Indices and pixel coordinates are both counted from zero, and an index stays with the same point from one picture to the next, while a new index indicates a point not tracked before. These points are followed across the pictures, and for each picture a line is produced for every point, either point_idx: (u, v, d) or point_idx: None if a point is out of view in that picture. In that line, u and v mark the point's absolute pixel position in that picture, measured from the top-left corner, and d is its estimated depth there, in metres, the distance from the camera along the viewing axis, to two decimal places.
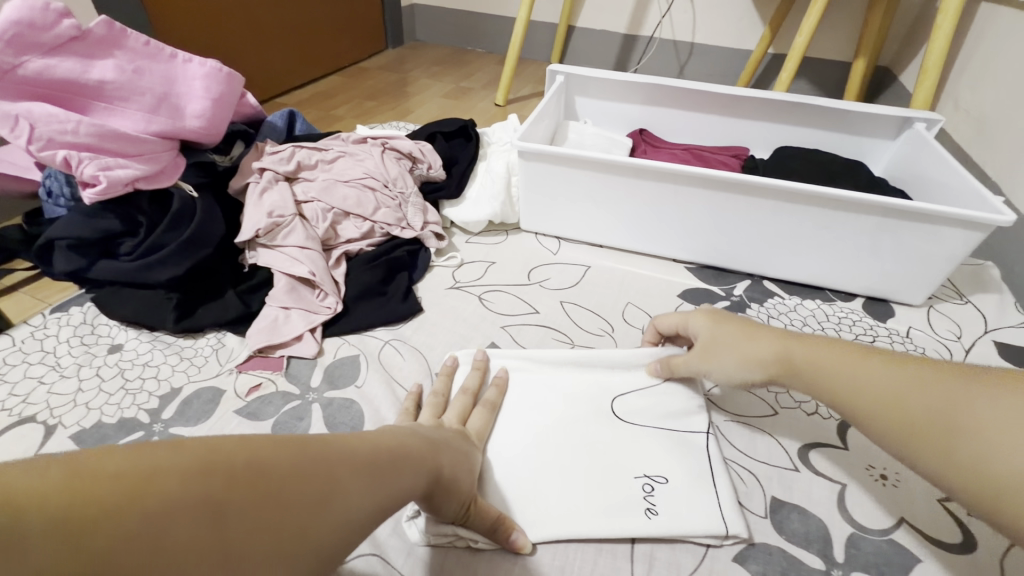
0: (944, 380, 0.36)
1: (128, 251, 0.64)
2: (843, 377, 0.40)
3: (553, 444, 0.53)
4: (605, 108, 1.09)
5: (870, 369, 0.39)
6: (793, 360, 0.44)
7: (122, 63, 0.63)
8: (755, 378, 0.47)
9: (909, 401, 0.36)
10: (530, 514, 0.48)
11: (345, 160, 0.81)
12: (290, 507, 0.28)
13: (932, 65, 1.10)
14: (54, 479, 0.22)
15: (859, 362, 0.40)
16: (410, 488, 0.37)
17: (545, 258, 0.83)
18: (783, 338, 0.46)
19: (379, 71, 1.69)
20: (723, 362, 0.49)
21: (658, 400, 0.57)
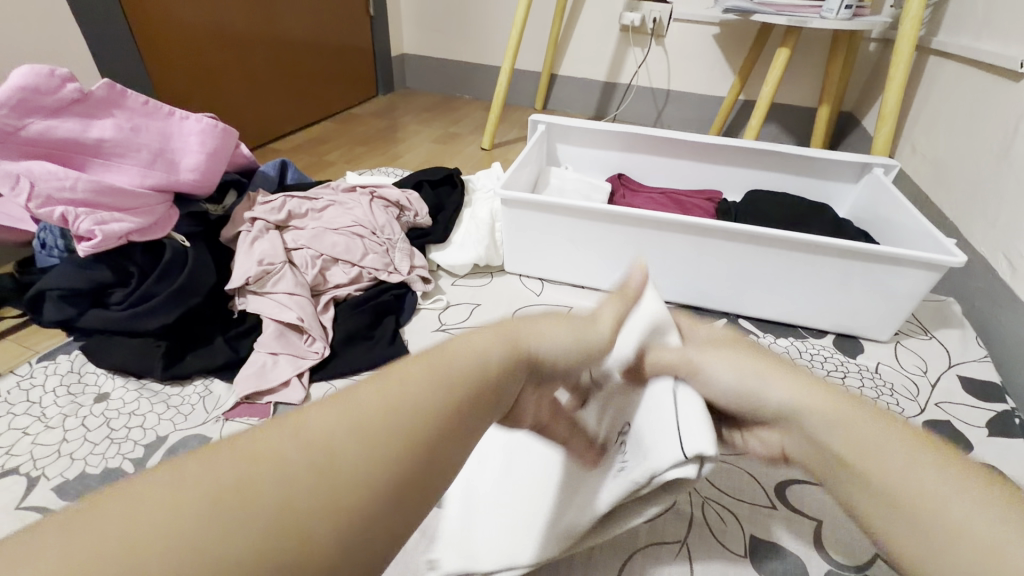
0: (947, 475, 0.30)
1: (119, 300, 0.65)
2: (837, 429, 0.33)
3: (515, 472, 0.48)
4: (584, 155, 1.14)
5: (869, 426, 0.32)
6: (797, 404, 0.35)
7: (121, 122, 0.66)
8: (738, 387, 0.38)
9: (945, 502, 0.29)
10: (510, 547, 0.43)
11: (334, 208, 0.84)
12: (254, 521, 0.21)
13: (888, 113, 1.18)
14: (46, 563, 0.18)
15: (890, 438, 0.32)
16: (490, 395, 0.30)
17: (529, 299, 0.85)
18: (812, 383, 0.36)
19: (369, 117, 1.76)
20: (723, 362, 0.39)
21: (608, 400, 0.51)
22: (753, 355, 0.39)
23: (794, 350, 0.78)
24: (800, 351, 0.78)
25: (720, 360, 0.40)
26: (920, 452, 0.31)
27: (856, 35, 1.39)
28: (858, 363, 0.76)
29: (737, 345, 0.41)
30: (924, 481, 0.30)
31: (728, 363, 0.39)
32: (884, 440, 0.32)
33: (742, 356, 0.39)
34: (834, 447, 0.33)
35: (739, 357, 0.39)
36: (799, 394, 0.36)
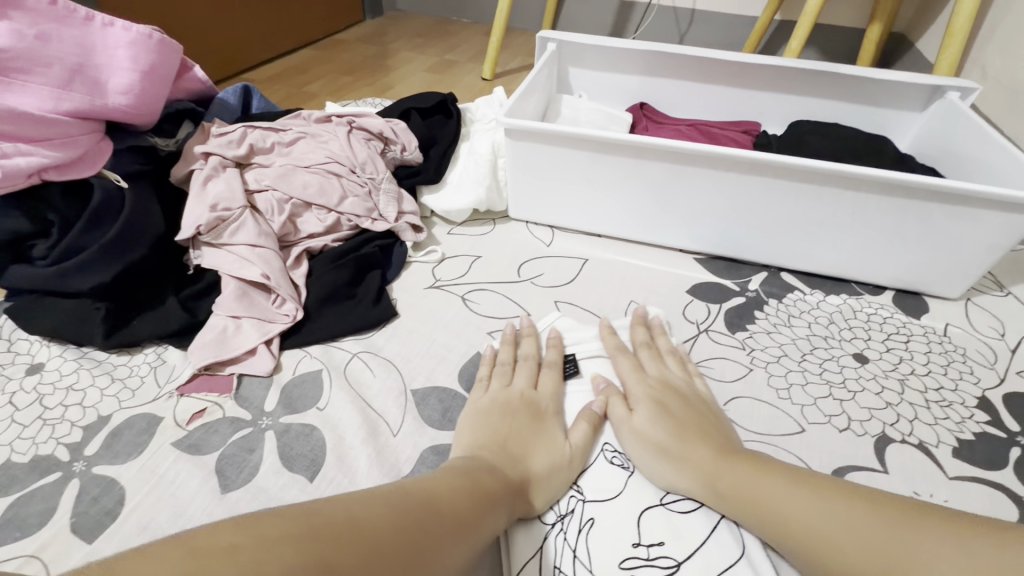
0: (895, 517, 0.34)
1: (43, 254, 0.54)
2: (758, 492, 0.39)
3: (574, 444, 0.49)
4: (599, 78, 0.98)
5: (797, 499, 0.38)
6: (720, 495, 0.41)
7: (21, 27, 0.52)
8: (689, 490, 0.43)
9: (864, 526, 0.34)
10: (595, 486, 0.46)
11: (305, 141, 0.71)
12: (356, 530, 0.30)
13: (958, 28, 1.00)
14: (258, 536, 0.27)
15: (790, 488, 0.39)
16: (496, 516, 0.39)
17: (537, 251, 0.73)
18: (708, 453, 0.43)
19: (357, 44, 1.56)
20: (669, 468, 0.44)
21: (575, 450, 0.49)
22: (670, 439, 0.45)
23: (848, 309, 0.66)
24: (856, 310, 0.66)
25: (678, 448, 0.44)
26: (765, 470, 0.41)
27: None
28: (923, 324, 0.65)
29: (673, 407, 0.48)
30: (853, 526, 0.35)
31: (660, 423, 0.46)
32: (824, 506, 0.36)
33: (667, 424, 0.46)
34: (768, 509, 0.38)
35: (663, 427, 0.46)
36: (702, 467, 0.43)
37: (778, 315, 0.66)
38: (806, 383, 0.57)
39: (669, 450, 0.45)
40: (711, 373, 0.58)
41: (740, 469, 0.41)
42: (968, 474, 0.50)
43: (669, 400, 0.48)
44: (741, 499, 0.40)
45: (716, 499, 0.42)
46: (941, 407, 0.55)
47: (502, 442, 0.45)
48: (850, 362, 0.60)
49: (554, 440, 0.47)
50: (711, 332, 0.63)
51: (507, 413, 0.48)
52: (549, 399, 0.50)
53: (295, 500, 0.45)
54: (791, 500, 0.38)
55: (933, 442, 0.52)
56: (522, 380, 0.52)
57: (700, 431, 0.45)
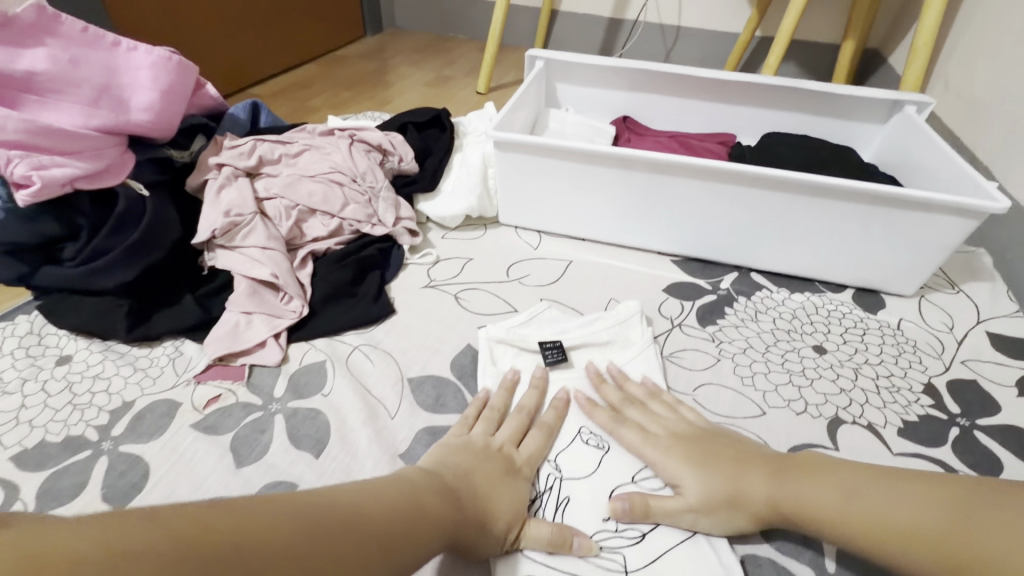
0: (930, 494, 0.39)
1: (72, 256, 0.60)
2: (806, 498, 0.43)
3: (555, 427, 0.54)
4: (585, 93, 1.04)
5: (841, 501, 0.42)
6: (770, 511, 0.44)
7: (56, 52, 0.58)
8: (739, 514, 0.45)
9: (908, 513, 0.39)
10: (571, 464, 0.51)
11: (311, 153, 0.77)
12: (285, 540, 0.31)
13: (921, 46, 1.06)
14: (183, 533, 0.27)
15: (833, 490, 0.43)
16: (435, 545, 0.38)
17: (525, 253, 0.79)
18: (747, 477, 0.45)
19: (357, 59, 1.63)
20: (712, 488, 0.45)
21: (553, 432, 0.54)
22: (690, 454, 0.47)
23: (811, 306, 0.72)
24: (817, 307, 0.72)
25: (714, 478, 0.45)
26: (805, 481, 0.44)
27: None
28: (879, 319, 0.71)
29: (694, 439, 0.49)
30: (895, 512, 0.40)
31: (683, 457, 0.48)
32: (868, 498, 0.41)
33: (699, 453, 0.48)
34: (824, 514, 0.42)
35: (696, 457, 0.47)
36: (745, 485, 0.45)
37: (747, 311, 0.71)
38: (769, 372, 0.63)
39: (706, 470, 0.46)
40: (682, 363, 0.64)
41: (780, 485, 0.44)
42: (910, 450, 0.55)
43: (685, 432, 0.50)
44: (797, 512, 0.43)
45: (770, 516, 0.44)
46: (890, 392, 0.61)
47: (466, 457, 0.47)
48: (810, 353, 0.65)
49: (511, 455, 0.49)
50: (684, 326, 0.69)
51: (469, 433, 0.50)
52: (517, 418, 0.53)
53: (303, 474, 0.51)
54: (843, 503, 0.42)
55: (880, 423, 0.58)
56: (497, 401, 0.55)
57: (723, 452, 0.47)
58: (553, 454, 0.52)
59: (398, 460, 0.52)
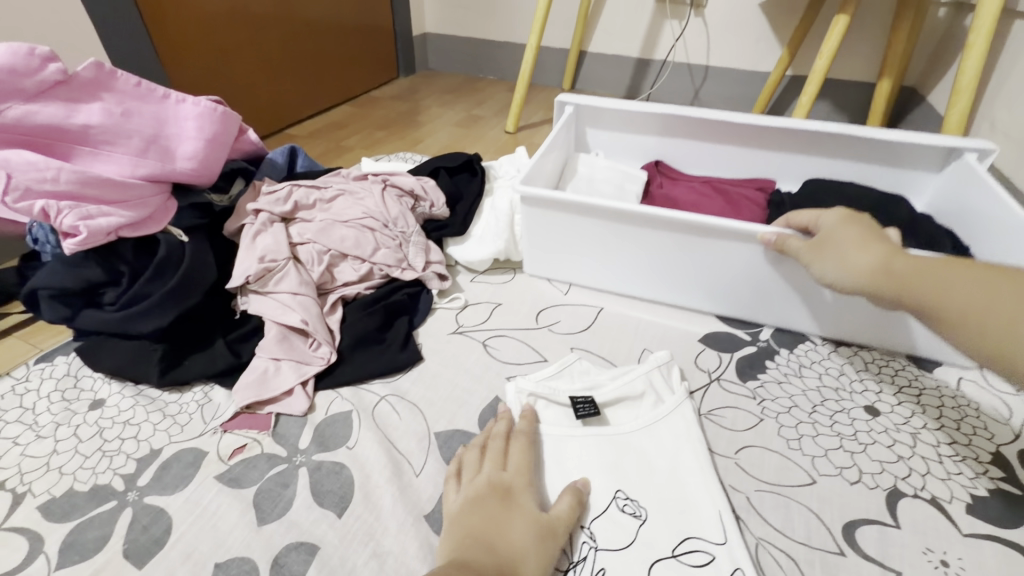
0: None
1: (112, 300, 0.61)
2: (924, 280, 0.45)
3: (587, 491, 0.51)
4: (615, 136, 1.04)
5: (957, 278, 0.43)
6: (887, 282, 0.48)
7: (110, 106, 0.61)
8: (863, 283, 0.50)
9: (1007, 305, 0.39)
10: (605, 532, 0.48)
11: (344, 199, 0.78)
12: None
13: (964, 87, 1.03)
14: None
15: (954, 273, 0.44)
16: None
17: (554, 299, 0.78)
18: (890, 255, 0.49)
19: (391, 100, 1.69)
20: (845, 261, 0.51)
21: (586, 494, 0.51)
22: (832, 245, 0.53)
23: (860, 361, 0.68)
24: (867, 362, 0.68)
25: (847, 261, 0.51)
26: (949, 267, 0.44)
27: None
28: (937, 377, 0.66)
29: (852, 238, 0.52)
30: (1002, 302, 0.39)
31: (830, 264, 0.53)
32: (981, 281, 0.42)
33: (851, 247, 0.52)
34: (927, 289, 0.44)
35: (833, 258, 0.53)
36: (873, 262, 0.49)
37: (790, 365, 0.67)
38: (817, 435, 0.59)
39: (839, 247, 0.53)
40: (723, 422, 0.60)
41: (907, 267, 0.47)
42: (982, 531, 0.50)
43: (825, 241, 0.55)
44: (906, 288, 0.46)
45: (895, 290, 0.47)
46: (954, 461, 0.56)
47: (481, 536, 0.44)
48: (861, 415, 0.61)
49: (529, 514, 0.46)
50: (723, 380, 0.65)
51: (479, 505, 0.47)
52: (516, 475, 0.49)
53: (324, 535, 0.49)
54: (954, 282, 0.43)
55: (945, 497, 0.53)
56: (489, 463, 0.50)
57: (873, 237, 0.51)
58: (589, 518, 0.49)
59: (423, 522, 0.50)
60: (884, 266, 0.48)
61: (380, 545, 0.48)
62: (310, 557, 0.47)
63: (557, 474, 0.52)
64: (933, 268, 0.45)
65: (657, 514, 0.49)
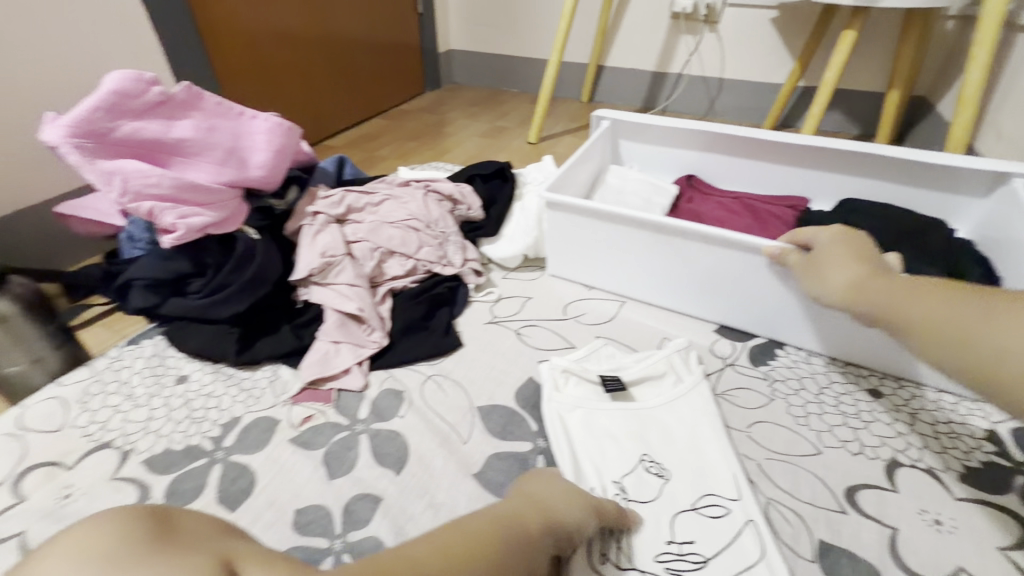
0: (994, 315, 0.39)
1: (195, 289, 0.70)
2: (891, 298, 0.47)
3: (615, 454, 0.58)
4: (648, 151, 1.06)
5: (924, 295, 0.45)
6: (861, 298, 0.50)
7: (198, 123, 0.71)
8: (843, 299, 0.53)
9: (957, 319, 0.41)
10: (632, 488, 0.55)
11: (390, 202, 0.86)
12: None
13: (969, 96, 1.08)
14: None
15: (922, 293, 0.46)
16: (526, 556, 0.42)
17: (580, 293, 0.85)
18: (867, 273, 0.51)
19: (419, 113, 1.79)
20: (829, 276, 0.55)
21: (614, 457, 0.57)
22: (820, 263, 0.57)
23: None
24: None
25: (832, 278, 0.54)
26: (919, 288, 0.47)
27: (933, 13, 1.27)
28: None
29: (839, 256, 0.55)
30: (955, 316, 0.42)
31: (819, 281, 0.56)
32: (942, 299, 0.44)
33: (835, 265, 0.55)
34: (891, 305, 0.47)
35: (822, 276, 0.56)
36: (852, 279, 0.52)
37: (800, 352, 0.73)
38: (823, 413, 0.65)
39: (826, 266, 0.56)
40: (737, 402, 0.66)
41: (880, 284, 0.49)
42: (974, 496, 0.55)
43: (816, 259, 0.58)
44: (876, 304, 0.49)
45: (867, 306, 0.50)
46: (949, 438, 0.61)
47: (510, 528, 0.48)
48: (864, 396, 0.66)
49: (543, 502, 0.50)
50: (737, 365, 0.71)
51: None
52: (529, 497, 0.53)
53: (386, 488, 0.56)
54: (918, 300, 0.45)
55: (940, 468, 0.58)
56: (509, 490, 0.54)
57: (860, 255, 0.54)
58: (618, 477, 0.56)
59: (470, 479, 0.57)
60: (860, 283, 0.51)
61: (434, 498, 0.55)
62: (375, 505, 0.55)
63: (588, 440, 0.59)
64: (905, 287, 0.47)
65: (677, 475, 0.55)
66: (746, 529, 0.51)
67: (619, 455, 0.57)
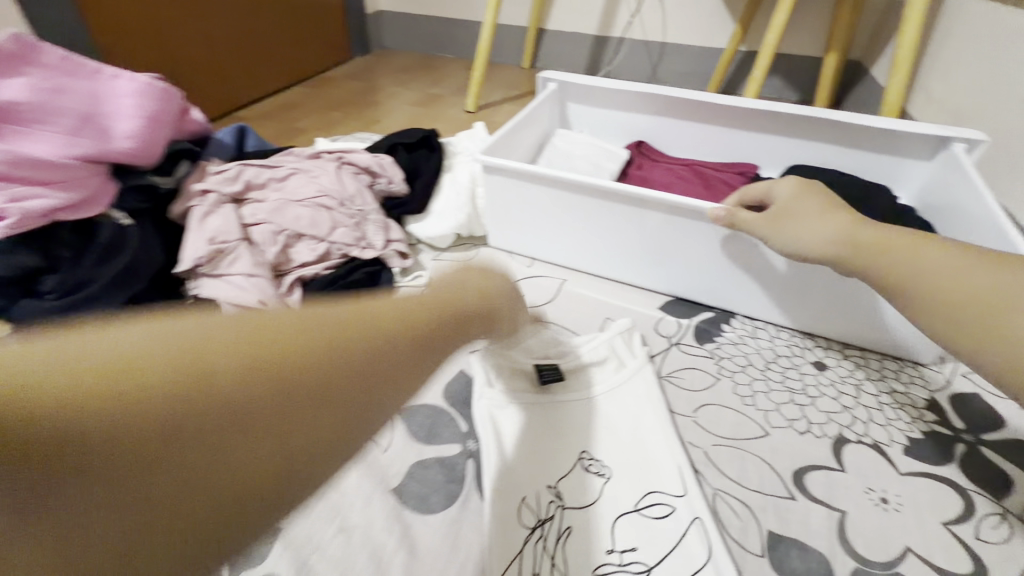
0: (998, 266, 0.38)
1: (50, 289, 0.56)
2: (881, 251, 0.45)
3: (549, 452, 0.52)
4: (594, 117, 0.99)
5: (915, 246, 0.44)
6: (846, 249, 0.48)
7: (38, 82, 0.58)
8: (823, 250, 0.50)
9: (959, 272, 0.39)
10: (570, 491, 0.49)
11: (297, 177, 0.75)
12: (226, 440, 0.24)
13: (902, 59, 1.07)
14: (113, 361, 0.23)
15: (913, 243, 0.44)
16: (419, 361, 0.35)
17: (518, 272, 0.77)
18: (850, 222, 0.49)
19: (345, 80, 1.64)
20: (805, 229, 0.52)
21: (548, 457, 0.52)
22: (788, 216, 0.54)
23: None
24: None
25: (806, 229, 0.52)
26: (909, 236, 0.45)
27: None
28: None
29: (814, 207, 0.52)
30: (954, 267, 0.40)
31: (795, 234, 0.53)
32: (932, 251, 0.42)
33: (813, 214, 0.52)
34: (881, 262, 0.45)
35: (794, 228, 0.53)
36: (833, 228, 0.49)
37: (746, 326, 0.69)
38: (770, 390, 0.61)
39: (800, 218, 0.53)
40: (683, 385, 0.62)
41: (866, 234, 0.47)
42: (918, 469, 0.54)
43: (784, 211, 0.54)
44: (867, 253, 0.46)
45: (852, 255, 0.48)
46: (893, 409, 0.59)
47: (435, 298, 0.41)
48: (811, 369, 0.64)
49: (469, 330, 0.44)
50: (682, 344, 0.67)
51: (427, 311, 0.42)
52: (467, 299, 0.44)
53: None
54: (904, 251, 0.44)
55: (885, 441, 0.56)
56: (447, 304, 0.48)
57: (836, 205, 0.51)
58: (554, 479, 0.50)
59: (390, 495, 0.50)
60: (844, 232, 0.48)
61: (347, 520, 0.48)
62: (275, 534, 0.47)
63: (522, 438, 0.53)
64: (896, 238, 0.45)
65: (620, 472, 0.50)
66: (693, 526, 0.47)
67: (553, 453, 0.52)
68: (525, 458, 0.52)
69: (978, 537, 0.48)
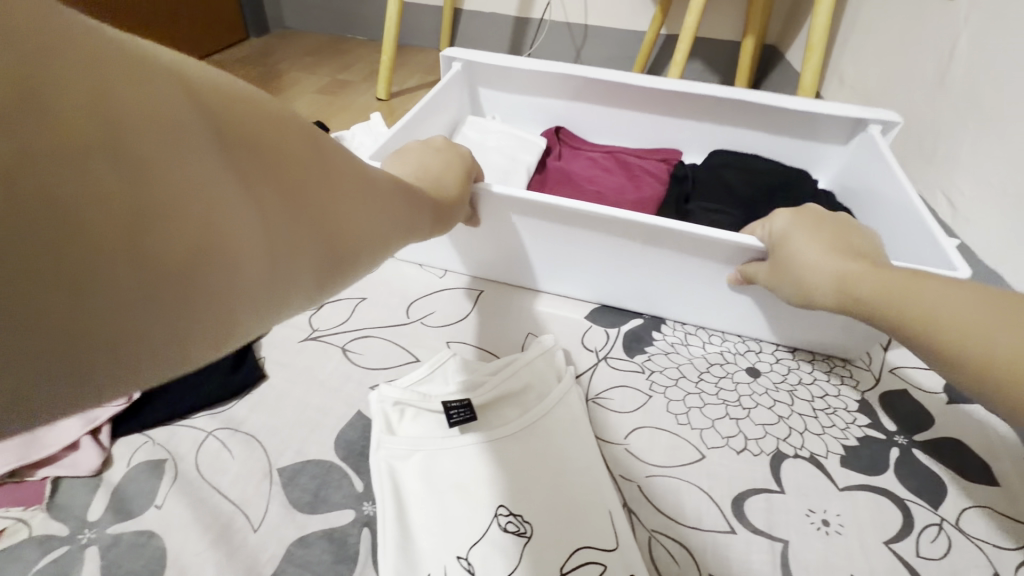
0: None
1: None
2: (895, 296, 0.38)
3: (459, 511, 0.44)
4: (511, 101, 0.90)
5: (930, 288, 0.37)
6: (855, 296, 0.41)
7: None
8: (830, 297, 0.43)
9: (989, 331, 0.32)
10: (486, 560, 0.41)
11: None
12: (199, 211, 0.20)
13: (817, 42, 1.06)
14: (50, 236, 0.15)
15: (929, 286, 0.37)
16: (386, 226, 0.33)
17: (429, 284, 0.67)
18: (858, 262, 0.42)
19: (237, 65, 1.45)
20: (804, 273, 0.45)
21: (458, 517, 0.43)
22: (785, 260, 0.47)
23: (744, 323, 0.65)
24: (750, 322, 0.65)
25: (807, 273, 0.44)
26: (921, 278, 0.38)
27: None
28: None
29: (818, 242, 0.45)
30: (977, 321, 0.33)
31: (794, 284, 0.46)
32: (951, 297, 0.35)
33: (815, 251, 0.45)
34: (894, 310, 0.38)
35: (794, 273, 0.46)
36: (840, 270, 0.42)
37: (676, 332, 0.64)
38: (704, 405, 0.56)
39: (799, 261, 0.45)
40: (613, 407, 0.56)
41: (876, 274, 0.40)
42: (856, 483, 0.50)
43: (784, 250, 0.47)
44: (878, 299, 0.39)
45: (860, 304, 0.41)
46: (827, 415, 0.56)
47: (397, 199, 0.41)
48: (744, 377, 0.59)
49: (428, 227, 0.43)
50: (611, 359, 0.60)
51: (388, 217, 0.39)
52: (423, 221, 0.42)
53: None
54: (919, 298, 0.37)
55: (822, 453, 0.53)
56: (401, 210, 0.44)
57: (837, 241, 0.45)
58: (465, 547, 0.42)
59: None
60: (849, 276, 0.41)
61: None
62: None
63: (427, 498, 0.44)
64: (906, 279, 0.38)
65: (542, 528, 0.43)
66: None
67: (465, 512, 0.44)
68: (432, 522, 0.43)
69: (919, 553, 0.46)
